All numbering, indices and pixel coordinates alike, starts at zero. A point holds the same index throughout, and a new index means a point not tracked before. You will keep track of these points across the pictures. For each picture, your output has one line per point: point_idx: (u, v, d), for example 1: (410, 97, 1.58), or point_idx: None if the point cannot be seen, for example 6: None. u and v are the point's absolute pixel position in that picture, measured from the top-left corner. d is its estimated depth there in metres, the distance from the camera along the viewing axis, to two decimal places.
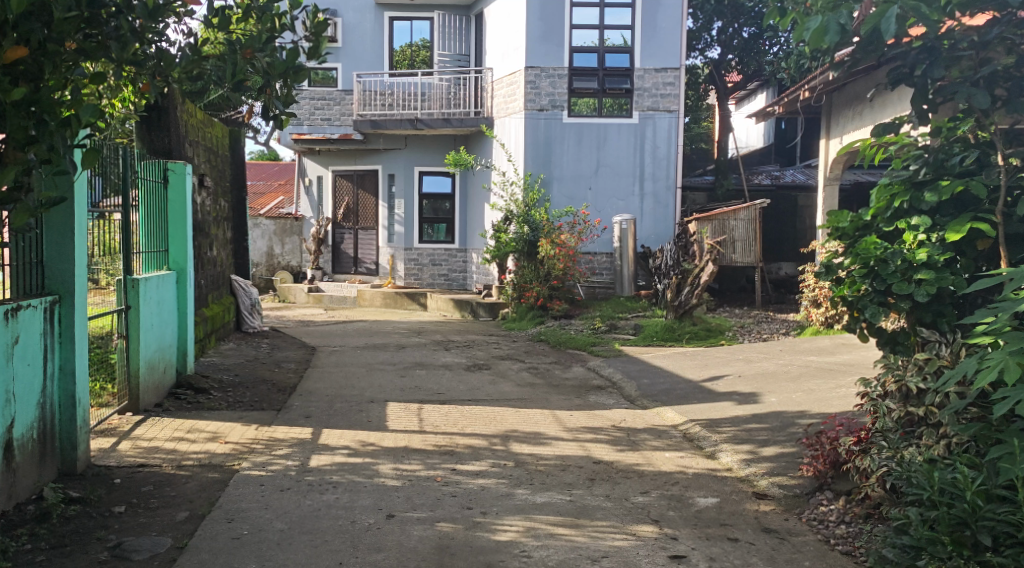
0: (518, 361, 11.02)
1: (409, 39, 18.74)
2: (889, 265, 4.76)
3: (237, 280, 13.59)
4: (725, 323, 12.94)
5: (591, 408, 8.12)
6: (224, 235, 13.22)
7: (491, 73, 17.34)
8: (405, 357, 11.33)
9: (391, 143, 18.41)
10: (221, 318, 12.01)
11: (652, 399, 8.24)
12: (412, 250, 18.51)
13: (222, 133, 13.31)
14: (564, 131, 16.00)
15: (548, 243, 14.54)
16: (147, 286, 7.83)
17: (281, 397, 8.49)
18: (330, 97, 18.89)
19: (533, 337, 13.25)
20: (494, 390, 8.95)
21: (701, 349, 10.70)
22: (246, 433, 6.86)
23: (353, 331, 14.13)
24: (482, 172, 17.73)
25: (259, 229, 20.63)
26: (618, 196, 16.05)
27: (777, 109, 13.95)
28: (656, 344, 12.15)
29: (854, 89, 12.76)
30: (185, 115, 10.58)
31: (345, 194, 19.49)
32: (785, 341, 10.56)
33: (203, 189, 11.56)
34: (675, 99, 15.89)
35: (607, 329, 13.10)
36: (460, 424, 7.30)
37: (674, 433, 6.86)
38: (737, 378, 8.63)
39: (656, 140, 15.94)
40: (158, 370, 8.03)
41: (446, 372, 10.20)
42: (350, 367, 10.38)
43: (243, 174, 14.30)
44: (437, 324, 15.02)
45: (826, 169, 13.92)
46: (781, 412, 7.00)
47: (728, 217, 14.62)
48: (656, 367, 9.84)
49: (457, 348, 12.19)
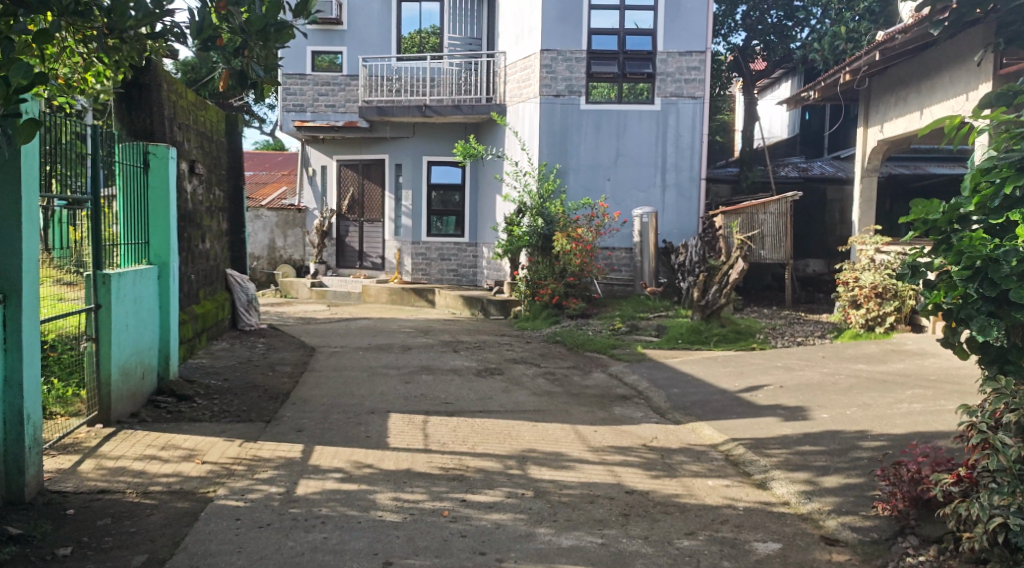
0: (533, 366, 10.17)
1: (418, 26, 17.89)
2: (1003, 268, 4.17)
3: (233, 275, 12.81)
4: (755, 325, 12.09)
5: (617, 422, 7.26)
6: (218, 226, 12.39)
7: (503, 57, 16.58)
8: (411, 360, 10.50)
9: (398, 132, 17.67)
10: (214, 315, 11.18)
11: (685, 412, 7.38)
12: (419, 244, 17.63)
13: (217, 117, 12.47)
14: (581, 118, 15.11)
15: (564, 237, 13.69)
16: (122, 283, 6.99)
17: (273, 406, 7.67)
18: (335, 82, 17.98)
19: (548, 338, 12.40)
20: (508, 400, 8.11)
21: (733, 355, 9.84)
22: (227, 452, 6.00)
23: (356, 330, 13.29)
24: (494, 163, 16.86)
25: (261, 221, 19.62)
26: (638, 188, 15.16)
27: (814, 95, 13.08)
28: (682, 347, 11.29)
29: (896, 72, 11.98)
30: (175, 96, 9.82)
31: (349, 185, 18.64)
32: (826, 346, 9.69)
33: (194, 176, 10.75)
34: (699, 84, 15.00)
35: (628, 330, 12.27)
36: (471, 441, 6.45)
37: (715, 456, 5.99)
38: (779, 389, 7.77)
39: (679, 129, 15.07)
40: (134, 376, 7.19)
41: (455, 377, 9.37)
42: (351, 372, 9.56)
43: (241, 163, 13.46)
44: (445, 323, 14.18)
45: (864, 160, 13.11)
46: (838, 432, 6.13)
47: (756, 211, 13.72)
48: (685, 374, 8.99)
49: (468, 350, 11.36)
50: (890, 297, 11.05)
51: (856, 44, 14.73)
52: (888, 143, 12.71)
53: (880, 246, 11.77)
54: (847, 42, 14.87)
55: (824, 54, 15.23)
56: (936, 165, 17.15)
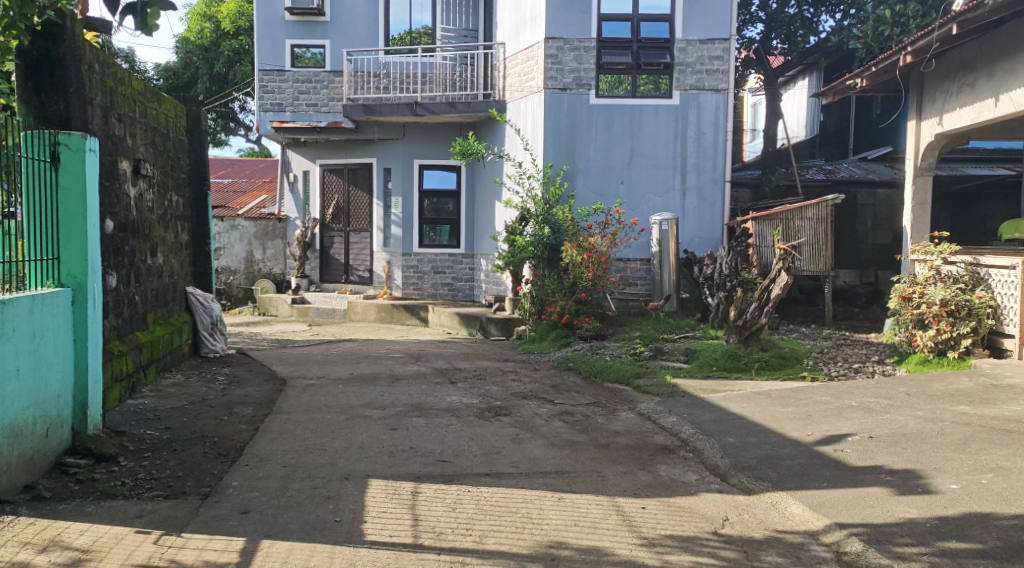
0: (546, 403, 8.45)
1: (408, 26, 16.12)
2: None
3: (195, 294, 11.04)
4: (800, 349, 10.37)
5: (667, 489, 5.54)
6: (175, 237, 10.64)
7: (502, 48, 14.92)
8: (399, 395, 8.78)
9: (386, 133, 15.97)
10: (165, 342, 9.44)
11: (754, 474, 5.66)
12: (411, 256, 15.96)
13: (174, 111, 10.74)
14: (591, 115, 13.42)
15: (574, 247, 12.04)
16: (9, 312, 5.25)
17: (219, 468, 5.93)
18: (317, 78, 16.27)
19: (558, 364, 10.69)
20: (519, 455, 6.38)
21: (787, 389, 8.13)
22: (136, 557, 4.34)
23: (338, 355, 11.52)
24: (494, 164, 15.13)
25: (237, 231, 17.87)
26: (655, 191, 13.48)
27: (861, 84, 11.38)
28: (717, 376, 9.62)
29: (961, 54, 10.35)
30: (111, 80, 8.18)
31: (334, 191, 16.91)
32: (903, 379, 8.01)
33: (140, 178, 9.03)
34: (723, 76, 13.34)
35: (652, 355, 10.56)
36: (478, 528, 4.74)
37: (819, 554, 4.35)
38: (869, 441, 6.07)
39: (701, 125, 13.39)
40: (29, 436, 5.44)
41: (452, 421, 7.63)
42: (324, 414, 7.81)
43: (204, 168, 11.68)
44: (439, 345, 12.45)
45: (916, 158, 11.46)
46: (989, 518, 4.50)
47: (792, 216, 12.04)
48: (736, 415, 7.31)
49: (466, 382, 9.62)
50: (963, 316, 9.43)
51: (903, 28, 13.32)
52: (946, 136, 11.05)
53: (947, 255, 10.08)
54: (892, 27, 13.43)
55: (867, 40, 13.65)
56: (973, 166, 15.48)
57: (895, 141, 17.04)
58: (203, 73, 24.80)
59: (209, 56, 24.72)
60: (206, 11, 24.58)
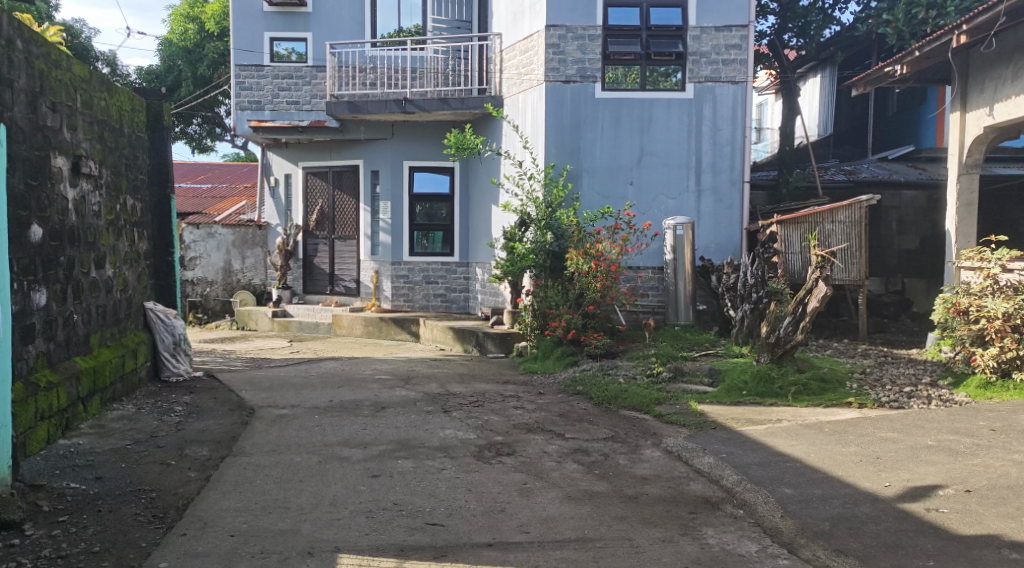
0: (555, 438, 7.24)
1: (398, 23, 14.89)
2: None
3: (155, 310, 9.81)
4: (840, 368, 9.13)
5: (716, 565, 4.39)
6: (131, 246, 9.42)
7: (499, 39, 13.60)
8: (385, 428, 7.54)
9: (373, 133, 14.75)
10: (114, 367, 8.23)
11: (830, 545, 4.51)
12: (401, 265, 14.72)
13: (127, 103, 9.49)
14: (597, 110, 12.21)
15: (580, 254, 10.87)
16: None
17: (149, 539, 4.78)
18: (298, 74, 15.04)
19: (565, 387, 9.45)
20: (529, 514, 5.17)
21: (839, 421, 6.90)
22: None
23: (317, 378, 10.25)
24: (490, 163, 13.88)
25: (214, 239, 16.51)
26: (667, 193, 12.27)
27: (900, 71, 10.19)
28: (749, 403, 8.41)
29: (1017, 35, 9.23)
30: (42, 62, 7.11)
31: (318, 196, 15.65)
32: (976, 410, 6.83)
33: (82, 177, 7.86)
34: (741, 66, 12.15)
35: (671, 376, 9.34)
36: None
37: None
38: (968, 497, 4.89)
39: (717, 120, 12.20)
40: None
41: (445, 464, 6.40)
42: (294, 455, 6.58)
43: (167, 169, 10.40)
44: (431, 365, 11.19)
45: (961, 154, 10.25)
46: None
47: (822, 219, 10.85)
48: (787, 455, 6.09)
49: (461, 410, 8.36)
50: None
51: (940, 11, 12.30)
52: (996, 129, 9.85)
53: (1005, 262, 8.84)
54: (927, 9, 12.45)
55: (898, 24, 12.65)
56: (1002, 165, 14.32)
57: (918, 139, 15.90)
58: (187, 77, 23.52)
59: (192, 59, 23.60)
60: (189, 13, 23.75)
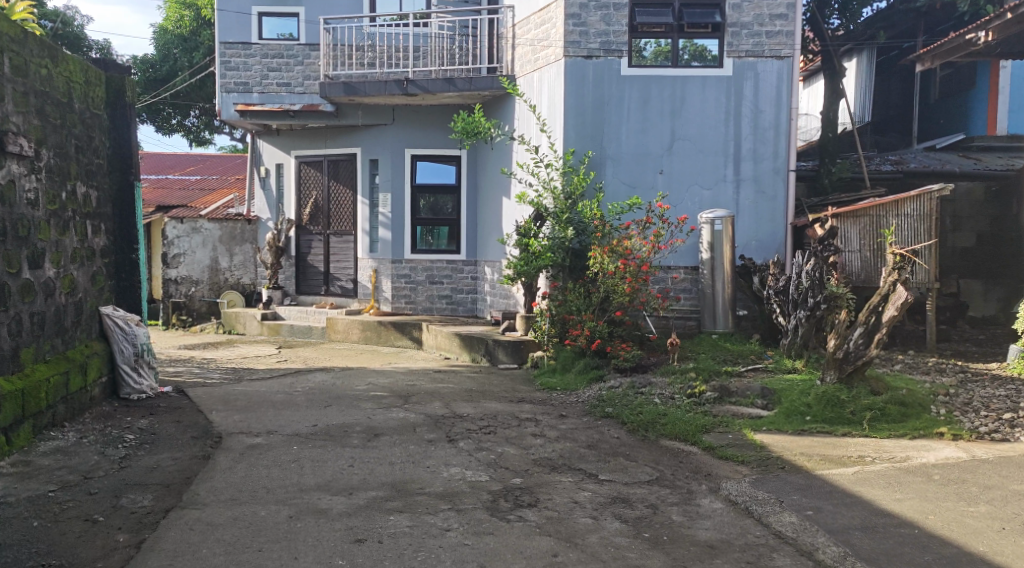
0: (588, 481, 5.83)
1: (398, 8, 13.39)
2: None
3: (113, 317, 8.40)
4: (919, 388, 7.66)
5: None
6: (83, 242, 8.03)
7: (511, 12, 12.13)
8: (378, 465, 6.13)
9: (373, 117, 13.30)
10: (54, 387, 6.84)
11: None
12: (402, 264, 13.31)
13: (79, 72, 8.06)
14: (623, 89, 10.77)
15: (606, 252, 9.46)
16: None
17: None
18: (291, 53, 13.55)
19: (590, 409, 8.01)
20: None
21: (949, 466, 5.50)
22: None
23: (302, 394, 8.82)
24: (502, 149, 12.43)
25: (200, 235, 15.08)
26: (702, 183, 10.83)
27: (983, 38, 8.99)
28: (818, 434, 6.95)
29: None
30: None
31: (312, 187, 14.20)
32: None
33: (10, 156, 6.55)
34: (787, 39, 10.70)
35: (717, 397, 7.86)
36: None
37: None
38: None
39: (758, 100, 10.76)
40: None
41: (452, 520, 5.03)
42: (260, 507, 5.19)
43: (131, 154, 8.98)
44: (436, 378, 9.75)
45: None
46: None
47: (885, 213, 9.47)
48: (894, 521, 4.72)
49: (470, 439, 6.94)
50: None
51: None
52: None
53: None
54: None
55: None
56: None
57: (968, 126, 14.38)
58: (184, 67, 22.16)
59: (188, 47, 22.24)
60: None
